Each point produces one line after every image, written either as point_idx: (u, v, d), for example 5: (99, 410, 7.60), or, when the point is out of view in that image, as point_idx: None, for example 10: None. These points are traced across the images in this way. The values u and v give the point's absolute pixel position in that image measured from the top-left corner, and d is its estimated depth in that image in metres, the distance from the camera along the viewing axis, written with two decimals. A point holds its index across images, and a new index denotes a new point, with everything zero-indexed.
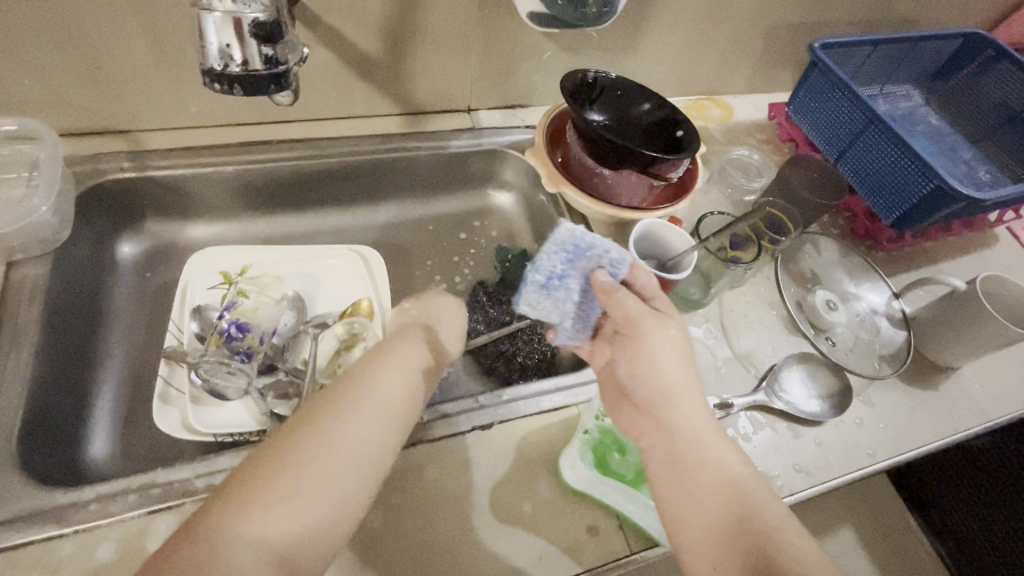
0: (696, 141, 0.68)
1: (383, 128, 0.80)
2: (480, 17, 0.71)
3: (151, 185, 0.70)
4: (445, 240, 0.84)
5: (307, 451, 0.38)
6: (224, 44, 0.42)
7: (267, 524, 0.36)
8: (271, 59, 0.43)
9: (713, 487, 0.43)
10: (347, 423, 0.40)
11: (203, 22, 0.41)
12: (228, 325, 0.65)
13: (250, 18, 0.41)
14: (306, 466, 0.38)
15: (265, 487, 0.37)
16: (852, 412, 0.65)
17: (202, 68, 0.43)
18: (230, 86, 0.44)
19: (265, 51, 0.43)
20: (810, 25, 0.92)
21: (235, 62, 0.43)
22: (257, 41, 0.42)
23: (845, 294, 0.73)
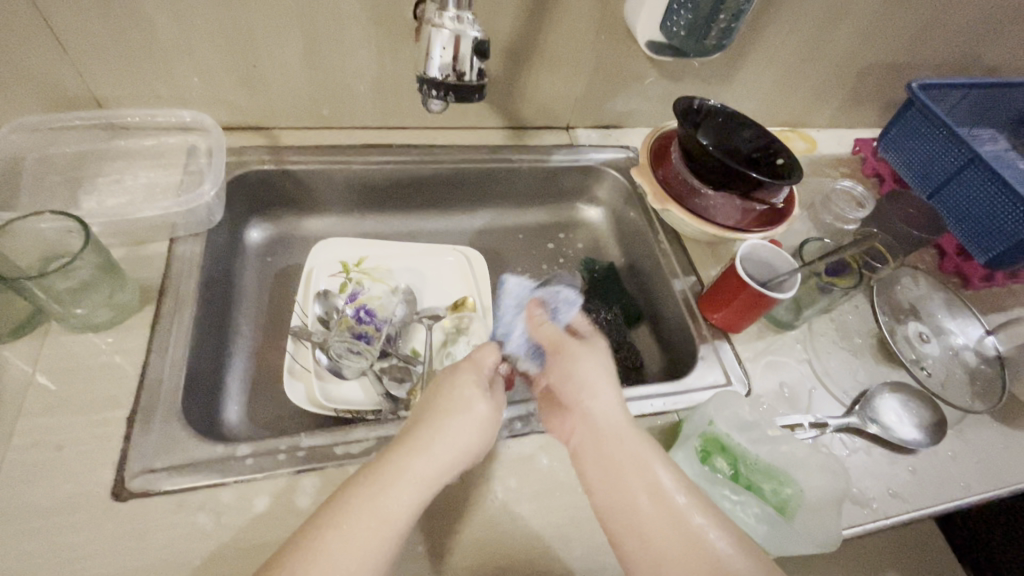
0: (799, 170, 0.71)
1: (489, 140, 0.85)
2: (596, 43, 0.76)
3: (283, 179, 0.76)
4: (536, 249, 0.88)
5: (405, 470, 0.44)
6: (446, 57, 0.48)
7: (363, 528, 0.41)
8: (482, 70, 0.50)
9: (646, 491, 0.47)
10: (438, 455, 0.45)
11: (433, 39, 0.48)
12: (358, 310, 0.71)
13: (472, 36, 0.48)
14: (421, 479, 0.44)
15: (379, 486, 0.43)
16: (946, 444, 0.65)
17: (425, 77, 0.49)
18: (444, 94, 0.50)
19: (478, 64, 0.50)
20: (901, 67, 0.95)
21: (453, 74, 0.49)
22: (473, 56, 0.49)
23: (935, 328, 0.74)
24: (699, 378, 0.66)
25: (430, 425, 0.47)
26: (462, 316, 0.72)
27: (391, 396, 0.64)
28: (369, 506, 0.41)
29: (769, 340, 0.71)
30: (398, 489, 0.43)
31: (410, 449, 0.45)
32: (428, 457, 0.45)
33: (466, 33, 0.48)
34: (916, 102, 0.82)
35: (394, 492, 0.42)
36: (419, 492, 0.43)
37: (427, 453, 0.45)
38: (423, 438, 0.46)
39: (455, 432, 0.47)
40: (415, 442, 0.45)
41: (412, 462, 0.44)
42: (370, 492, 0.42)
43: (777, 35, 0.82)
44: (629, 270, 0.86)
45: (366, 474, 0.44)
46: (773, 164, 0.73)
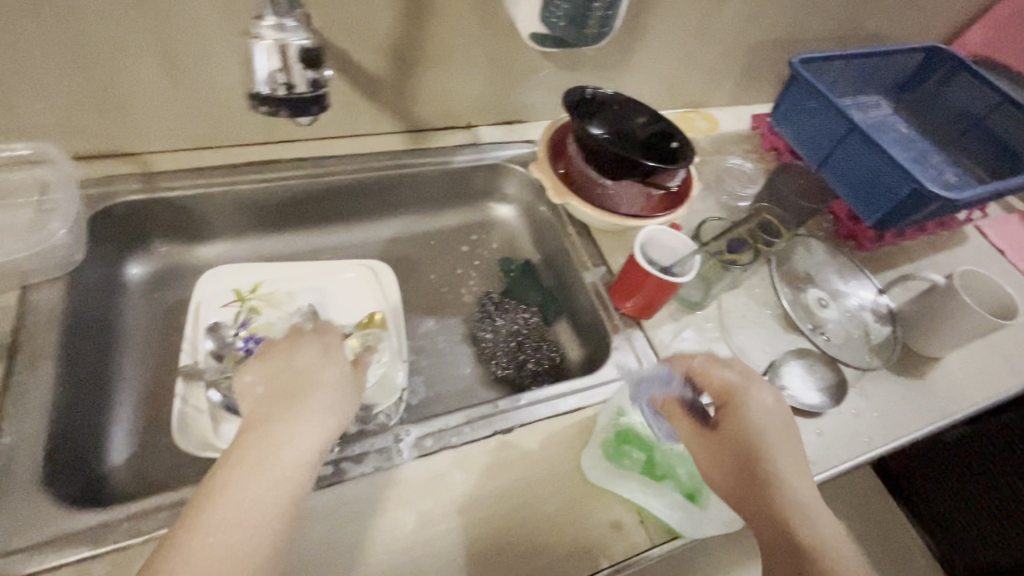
0: (691, 151, 0.72)
1: (388, 145, 0.82)
2: (483, 38, 0.74)
3: (161, 207, 0.70)
4: (451, 253, 0.86)
5: (259, 463, 0.44)
6: (272, 70, 0.45)
7: (224, 522, 0.41)
8: (315, 82, 0.47)
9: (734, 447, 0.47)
10: (291, 446, 0.46)
11: (253, 50, 0.44)
12: (245, 339, 0.66)
13: (296, 45, 0.45)
14: (281, 469, 0.44)
15: (250, 475, 0.43)
16: (850, 403, 0.68)
17: (250, 92, 0.45)
18: (273, 108, 0.46)
19: (310, 75, 0.46)
20: (787, 42, 0.98)
21: (280, 87, 0.46)
22: (301, 65, 0.45)
23: (833, 292, 0.77)
24: (613, 369, 0.66)
25: (274, 420, 0.47)
26: (367, 333, 0.69)
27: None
28: (233, 499, 0.42)
29: (680, 322, 0.72)
30: (257, 483, 0.43)
31: (260, 444, 0.45)
32: (293, 441, 0.46)
33: (288, 43, 0.44)
34: (798, 77, 0.84)
35: (257, 479, 0.43)
36: (270, 482, 0.43)
37: (276, 445, 0.45)
38: (271, 431, 0.46)
39: (311, 415, 0.48)
40: (264, 439, 0.45)
41: (282, 445, 0.45)
42: (229, 490, 0.42)
43: (665, 18, 0.83)
44: (545, 266, 0.85)
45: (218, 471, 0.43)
46: (668, 148, 0.73)
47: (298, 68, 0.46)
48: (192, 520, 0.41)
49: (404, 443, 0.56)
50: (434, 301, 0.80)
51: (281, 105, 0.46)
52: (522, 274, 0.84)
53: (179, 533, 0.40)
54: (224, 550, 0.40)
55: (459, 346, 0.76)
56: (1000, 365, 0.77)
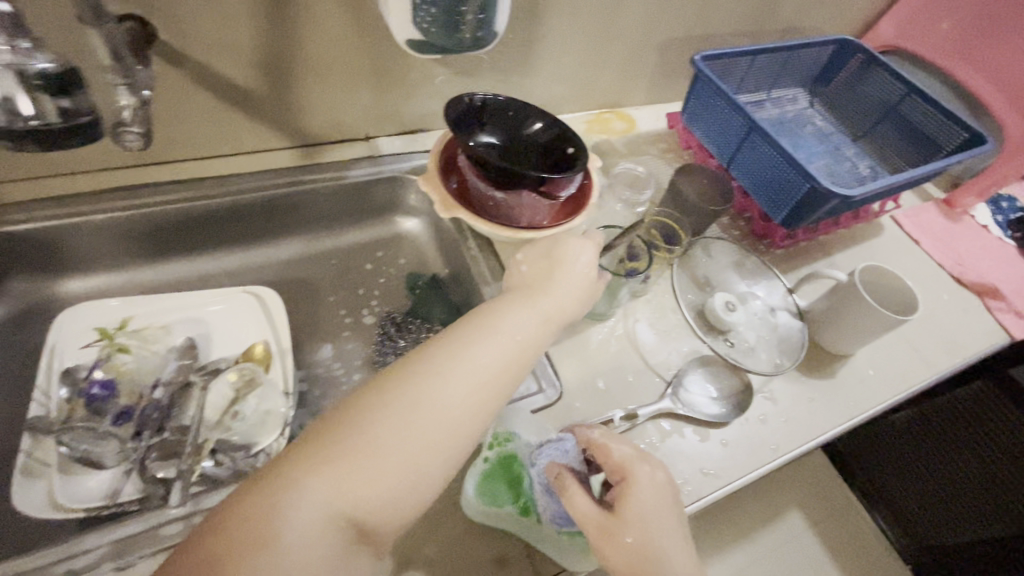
0: (585, 156, 0.69)
1: (275, 163, 0.77)
2: (362, 46, 0.70)
3: (12, 242, 0.65)
4: (354, 272, 0.82)
5: (475, 351, 0.47)
6: (7, 97, 0.42)
7: (399, 438, 0.42)
8: (67, 109, 0.45)
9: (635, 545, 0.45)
10: (519, 322, 0.51)
11: None
12: (91, 386, 0.59)
13: (32, 68, 0.43)
14: (505, 337, 0.49)
15: (393, 403, 0.43)
16: (756, 409, 0.67)
17: None
18: (20, 142, 0.43)
19: (60, 103, 0.45)
20: (697, 39, 0.97)
21: (24, 116, 0.43)
22: (44, 93, 0.44)
23: (740, 295, 0.75)
24: None
25: (500, 309, 0.52)
26: (244, 366, 0.64)
27: (158, 479, 0.55)
28: (406, 413, 0.43)
29: (583, 335, 0.70)
30: (476, 364, 0.47)
31: (484, 330, 0.49)
32: (483, 344, 0.48)
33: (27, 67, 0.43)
34: (700, 75, 0.83)
35: (439, 386, 0.44)
36: (511, 351, 0.49)
37: (508, 327, 0.50)
38: (494, 320, 0.50)
39: (523, 312, 0.51)
40: (474, 332, 0.49)
41: (473, 351, 0.47)
42: (421, 390, 0.44)
43: (561, 19, 0.80)
44: (452, 281, 0.81)
45: (416, 379, 0.45)
46: (563, 154, 0.71)
47: (40, 95, 0.44)
48: (303, 460, 0.40)
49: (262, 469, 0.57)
50: (333, 325, 0.76)
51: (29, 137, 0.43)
52: (429, 290, 0.81)
53: (281, 471, 0.40)
54: (375, 480, 0.40)
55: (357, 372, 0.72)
56: (910, 359, 0.77)
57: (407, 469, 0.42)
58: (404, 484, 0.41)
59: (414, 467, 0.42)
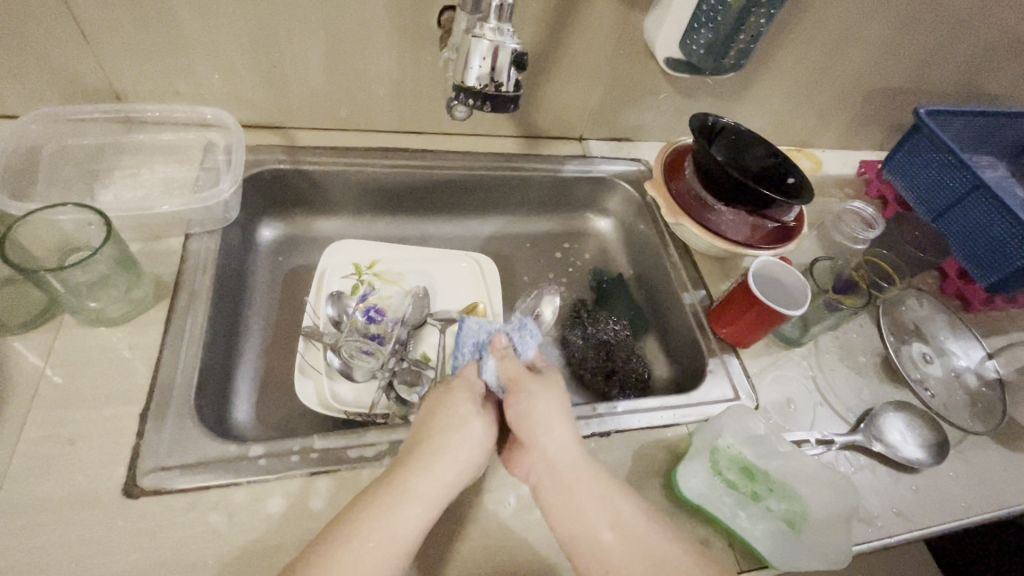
0: (809, 189, 0.72)
1: (504, 148, 0.86)
2: (613, 56, 0.77)
3: (299, 179, 0.76)
4: (545, 257, 0.89)
5: (396, 515, 0.43)
6: (489, 68, 0.48)
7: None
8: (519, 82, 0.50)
9: (558, 429, 0.51)
10: (433, 489, 0.45)
11: (473, 50, 0.48)
12: (368, 309, 0.71)
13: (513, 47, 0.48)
14: (421, 497, 0.44)
15: (347, 550, 0.41)
16: (947, 465, 0.66)
17: (463, 88, 0.49)
18: (482, 104, 0.50)
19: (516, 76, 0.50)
20: (906, 92, 0.97)
21: (492, 84, 0.49)
22: (511, 66, 0.48)
23: (940, 350, 0.75)
24: (707, 392, 0.66)
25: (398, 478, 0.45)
26: (472, 321, 0.72)
27: (404, 400, 0.64)
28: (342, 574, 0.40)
29: (774, 355, 0.72)
30: (391, 531, 0.42)
31: (399, 502, 0.43)
32: (427, 477, 0.45)
33: (506, 44, 0.48)
34: (922, 128, 0.83)
35: (387, 527, 0.42)
36: (424, 513, 0.44)
37: (413, 496, 0.44)
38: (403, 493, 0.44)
39: (451, 455, 0.47)
40: (386, 506, 0.43)
41: (410, 484, 0.44)
42: (350, 554, 0.41)
43: (790, 56, 0.84)
44: (637, 282, 0.87)
45: (341, 550, 0.41)
46: (784, 183, 0.74)
47: (506, 69, 0.49)
48: None
49: (509, 431, 0.58)
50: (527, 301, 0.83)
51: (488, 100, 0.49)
52: (614, 287, 0.86)
53: None
54: None
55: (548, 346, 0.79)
56: None
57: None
58: None
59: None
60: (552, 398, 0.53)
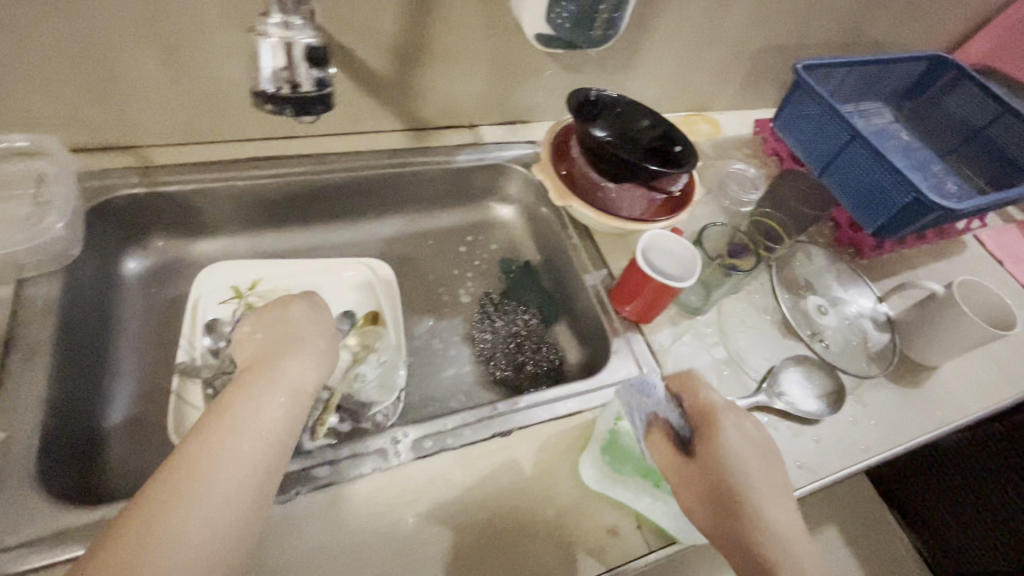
0: (694, 156, 0.72)
1: (390, 144, 0.81)
2: (487, 38, 0.74)
3: (161, 201, 0.70)
4: (449, 253, 0.86)
5: (229, 432, 0.42)
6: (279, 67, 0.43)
7: (191, 532, 0.38)
8: (321, 81, 0.45)
9: (741, 468, 0.49)
10: (286, 392, 0.47)
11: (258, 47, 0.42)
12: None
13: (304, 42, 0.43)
14: (284, 382, 0.48)
15: (220, 444, 0.42)
16: (847, 411, 0.69)
17: (255, 91, 0.43)
18: (281, 108, 0.44)
19: (316, 74, 0.44)
20: (791, 48, 0.98)
21: (287, 85, 0.43)
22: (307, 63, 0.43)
23: (833, 299, 0.77)
24: (612, 373, 0.66)
25: (227, 397, 0.45)
26: (366, 333, 0.69)
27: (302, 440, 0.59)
28: (196, 501, 0.39)
29: (679, 326, 0.72)
30: (231, 447, 0.42)
31: (237, 414, 0.43)
32: (284, 384, 0.47)
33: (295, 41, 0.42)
34: (801, 83, 0.85)
35: (251, 422, 0.43)
36: (255, 418, 0.44)
37: (245, 408, 0.44)
38: (239, 412, 0.44)
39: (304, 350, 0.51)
40: (222, 430, 0.42)
41: (272, 387, 0.46)
42: (203, 476, 0.40)
43: (670, 22, 0.83)
44: (544, 267, 0.85)
45: (189, 474, 0.40)
46: (671, 152, 0.73)
47: (303, 67, 0.44)
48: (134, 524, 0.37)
49: (402, 445, 0.55)
50: (433, 302, 0.80)
51: (287, 103, 0.43)
52: (522, 275, 0.84)
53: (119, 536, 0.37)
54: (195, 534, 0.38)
55: (457, 345, 0.76)
56: (995, 375, 0.77)
57: (200, 553, 0.38)
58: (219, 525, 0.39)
59: (227, 531, 0.39)
60: (754, 460, 0.50)
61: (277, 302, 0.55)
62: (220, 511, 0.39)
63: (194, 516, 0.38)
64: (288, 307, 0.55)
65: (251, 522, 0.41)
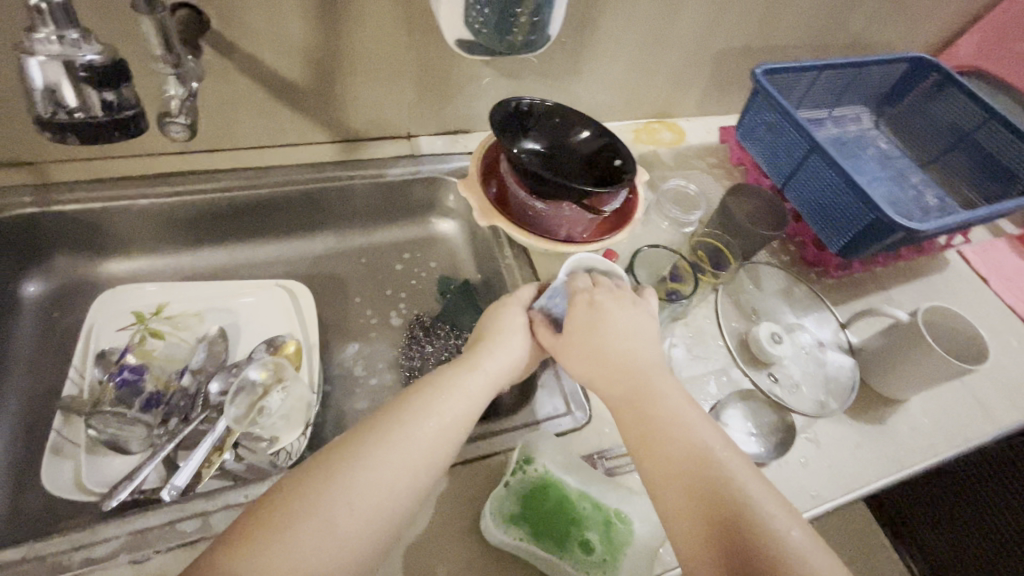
0: (631, 172, 0.66)
1: (317, 156, 0.76)
2: (408, 44, 0.69)
3: (60, 221, 0.66)
4: (384, 271, 0.81)
5: (402, 429, 0.45)
6: (52, 87, 0.38)
7: (340, 523, 0.40)
8: (113, 104, 0.40)
9: (648, 408, 0.47)
10: (464, 385, 0.49)
11: (25, 66, 0.37)
12: (120, 371, 0.59)
13: (82, 60, 0.38)
14: (492, 373, 0.52)
15: (398, 443, 0.44)
16: (796, 450, 0.62)
17: (31, 114, 0.39)
18: (62, 133, 0.39)
19: (105, 96, 0.40)
20: (757, 50, 0.92)
21: (67, 108, 0.39)
22: (88, 86, 0.38)
23: (788, 326, 0.71)
24: (536, 410, 0.61)
25: (428, 392, 0.48)
26: (279, 361, 0.62)
27: (183, 492, 0.53)
28: (346, 496, 0.41)
29: None
30: (409, 441, 0.44)
31: (407, 409, 0.46)
32: (478, 377, 0.51)
33: (72, 59, 0.37)
34: (760, 89, 0.78)
35: (419, 421, 0.46)
36: (446, 415, 0.47)
37: (428, 403, 0.47)
38: (403, 417, 0.46)
39: (511, 344, 0.54)
40: (380, 425, 0.45)
41: (464, 382, 0.50)
42: (352, 476, 0.42)
43: (616, 24, 0.77)
44: (484, 287, 0.80)
45: (342, 465, 0.42)
46: (609, 166, 0.68)
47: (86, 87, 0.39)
48: (272, 515, 0.40)
49: None
50: (359, 325, 0.75)
51: (69, 129, 0.39)
52: (459, 295, 0.79)
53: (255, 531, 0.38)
54: (367, 530, 0.41)
55: (382, 373, 0.71)
56: (970, 409, 0.70)
57: (345, 551, 0.40)
58: (385, 522, 0.42)
59: (373, 528, 0.41)
60: (616, 318, 0.52)
61: (511, 298, 0.59)
62: (387, 504, 0.42)
63: (348, 512, 0.40)
64: (513, 305, 0.57)
65: (405, 515, 0.43)
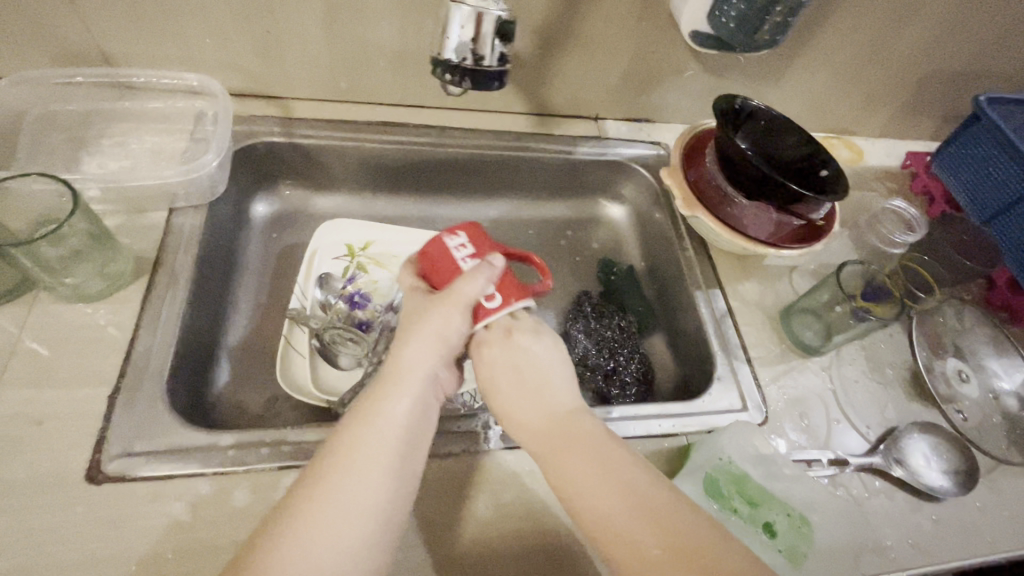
0: (843, 185, 0.65)
1: (514, 125, 0.80)
2: (634, 29, 0.70)
3: (294, 152, 0.73)
4: (551, 245, 0.84)
5: (367, 442, 0.40)
6: (466, 37, 0.46)
7: (323, 554, 0.36)
8: (504, 55, 0.48)
9: (615, 486, 0.39)
10: (411, 362, 0.44)
11: (452, 16, 0.46)
12: (351, 294, 0.69)
13: (495, 14, 0.46)
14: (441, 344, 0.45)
15: (365, 441, 0.40)
16: (975, 495, 0.61)
17: (441, 60, 0.48)
18: (460, 77, 0.48)
19: (499, 48, 0.48)
20: (967, 78, 0.87)
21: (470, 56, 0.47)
22: (494, 37, 0.47)
23: (977, 366, 0.69)
24: (715, 402, 0.61)
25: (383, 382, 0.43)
26: None
27: None
28: (329, 509, 0.37)
29: (790, 364, 0.67)
30: (372, 447, 0.40)
31: (362, 423, 0.41)
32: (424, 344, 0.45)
33: (488, 12, 0.46)
34: (981, 117, 0.75)
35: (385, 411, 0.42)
36: (409, 416, 0.42)
37: (383, 413, 0.42)
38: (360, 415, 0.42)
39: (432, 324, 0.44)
40: (342, 449, 0.40)
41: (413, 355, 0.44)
42: (337, 485, 0.38)
43: (835, 34, 0.76)
44: (648, 276, 0.81)
45: (314, 495, 0.38)
46: (816, 176, 0.67)
47: (489, 39, 0.47)
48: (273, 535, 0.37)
49: (493, 433, 0.55)
50: None
51: (467, 74, 0.48)
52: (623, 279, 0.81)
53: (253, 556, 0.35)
54: (353, 535, 0.37)
55: None
56: None
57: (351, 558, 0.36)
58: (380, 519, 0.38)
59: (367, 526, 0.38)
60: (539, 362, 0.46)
61: (449, 295, 0.44)
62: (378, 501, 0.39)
63: (333, 524, 0.37)
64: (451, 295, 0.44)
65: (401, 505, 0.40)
